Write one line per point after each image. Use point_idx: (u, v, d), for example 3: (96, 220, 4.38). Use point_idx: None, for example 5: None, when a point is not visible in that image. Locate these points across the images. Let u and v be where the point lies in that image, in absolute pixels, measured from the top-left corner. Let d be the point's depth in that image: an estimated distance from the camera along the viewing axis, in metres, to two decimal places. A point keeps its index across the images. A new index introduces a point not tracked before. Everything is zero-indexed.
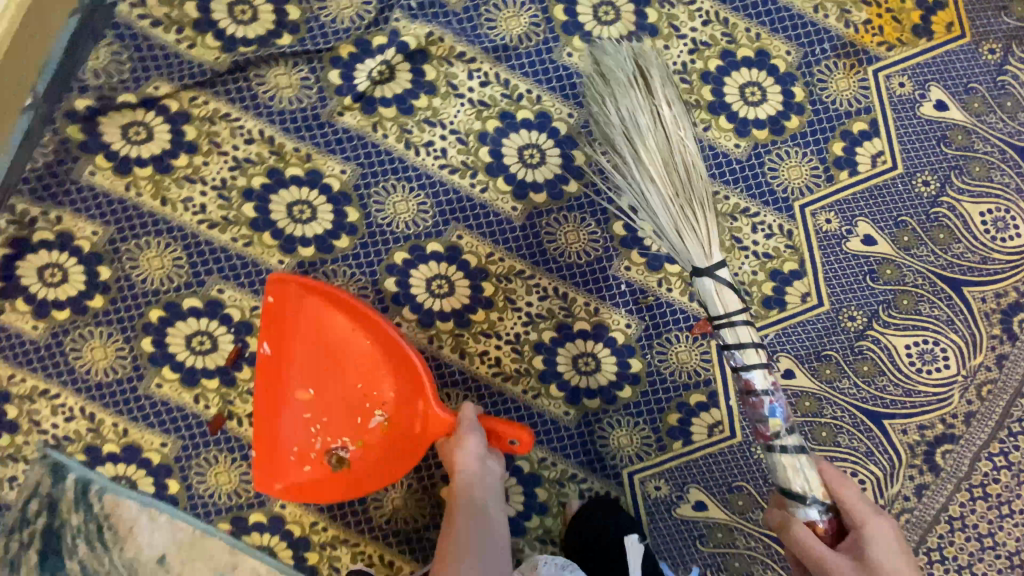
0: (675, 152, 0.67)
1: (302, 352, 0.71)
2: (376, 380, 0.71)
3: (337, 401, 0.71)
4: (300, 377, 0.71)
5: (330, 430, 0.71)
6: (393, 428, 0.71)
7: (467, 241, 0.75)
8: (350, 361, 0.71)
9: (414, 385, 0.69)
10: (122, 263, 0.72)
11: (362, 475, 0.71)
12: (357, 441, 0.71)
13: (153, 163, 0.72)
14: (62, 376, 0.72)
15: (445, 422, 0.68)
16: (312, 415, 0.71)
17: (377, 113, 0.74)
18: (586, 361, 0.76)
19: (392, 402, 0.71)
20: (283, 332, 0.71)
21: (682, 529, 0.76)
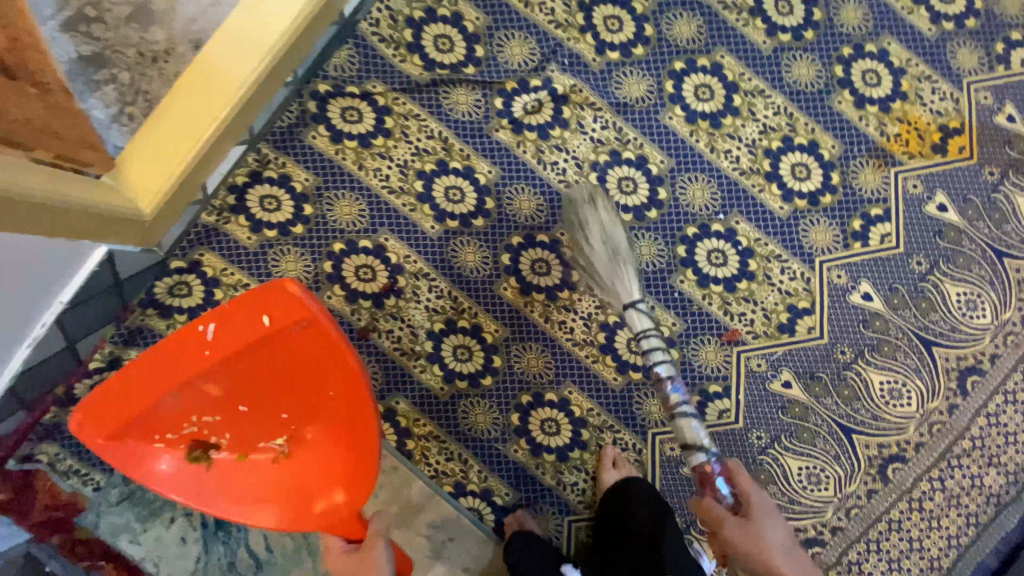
0: (609, 237, 0.92)
1: (263, 360, 0.81)
2: (313, 422, 0.86)
3: (264, 408, 0.85)
4: (229, 378, 0.81)
5: (230, 426, 0.84)
6: (292, 470, 0.85)
7: (567, 238, 1.01)
8: (300, 393, 0.84)
9: (349, 464, 0.85)
10: (322, 205, 0.99)
11: (218, 480, 0.84)
12: (240, 454, 0.85)
13: (358, 139, 0.99)
14: (261, 276, 0.99)
15: (353, 522, 0.85)
16: (200, 410, 0.82)
17: (523, 134, 1.00)
18: (638, 343, 1.00)
19: (312, 449, 0.86)
20: (231, 335, 0.78)
21: (684, 483, 1.00)
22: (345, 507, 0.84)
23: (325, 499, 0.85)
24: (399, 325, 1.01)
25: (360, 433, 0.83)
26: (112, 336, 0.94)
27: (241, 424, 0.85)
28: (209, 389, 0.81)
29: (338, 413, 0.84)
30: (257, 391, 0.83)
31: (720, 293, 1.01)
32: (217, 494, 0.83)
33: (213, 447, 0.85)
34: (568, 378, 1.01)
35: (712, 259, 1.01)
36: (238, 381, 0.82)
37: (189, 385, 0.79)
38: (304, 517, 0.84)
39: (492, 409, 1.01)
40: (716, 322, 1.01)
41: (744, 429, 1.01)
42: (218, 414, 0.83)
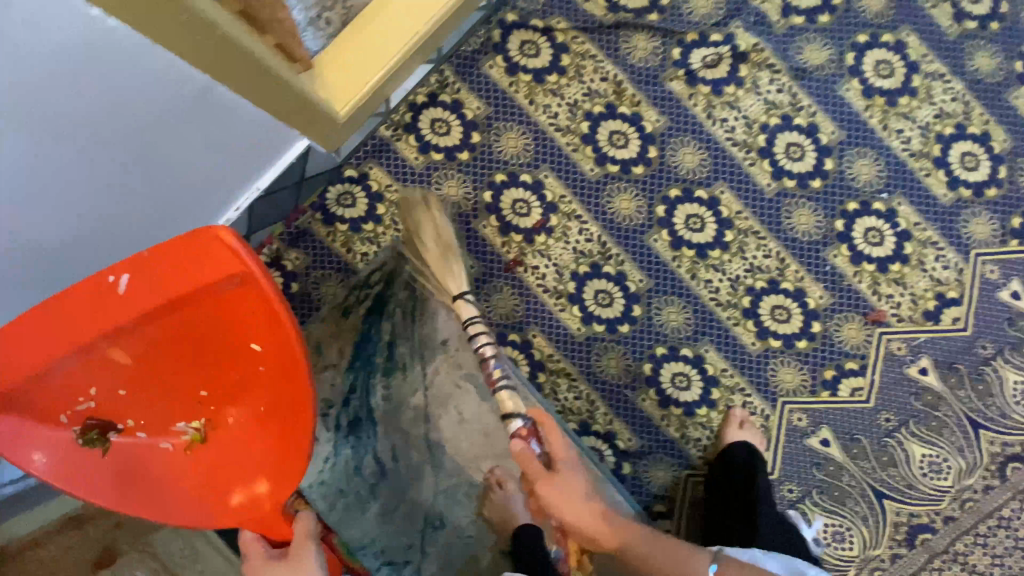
0: (449, 242, 0.96)
1: (184, 316, 0.70)
2: (235, 402, 0.77)
3: (178, 373, 0.73)
4: (140, 345, 0.69)
5: (119, 407, 0.72)
6: (212, 454, 0.77)
7: (726, 198, 0.99)
8: (228, 366, 0.75)
9: (272, 452, 0.76)
10: (489, 134, 1.01)
11: (121, 464, 0.73)
12: (155, 436, 0.75)
13: (533, 73, 1.00)
14: (423, 197, 1.02)
15: (275, 523, 0.78)
16: (101, 378, 0.69)
17: (696, 87, 0.99)
18: (781, 311, 1.00)
19: (230, 435, 0.77)
20: (161, 283, 0.67)
21: (807, 455, 1.01)
22: (266, 500, 0.77)
23: (243, 489, 0.76)
24: (545, 262, 1.02)
25: (290, 400, 0.75)
26: (281, 234, 1.01)
27: (136, 407, 0.73)
28: (114, 354, 0.69)
29: (268, 404, 0.77)
30: (183, 352, 0.73)
31: (872, 273, 1.00)
32: (129, 475, 0.73)
33: (114, 429, 0.73)
34: (706, 336, 1.00)
35: (869, 237, 1.00)
36: (154, 345, 0.71)
37: (93, 353, 0.67)
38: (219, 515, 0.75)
39: (626, 356, 1.01)
40: (863, 301, 1.00)
41: (873, 410, 1.01)
42: (127, 388, 0.71)
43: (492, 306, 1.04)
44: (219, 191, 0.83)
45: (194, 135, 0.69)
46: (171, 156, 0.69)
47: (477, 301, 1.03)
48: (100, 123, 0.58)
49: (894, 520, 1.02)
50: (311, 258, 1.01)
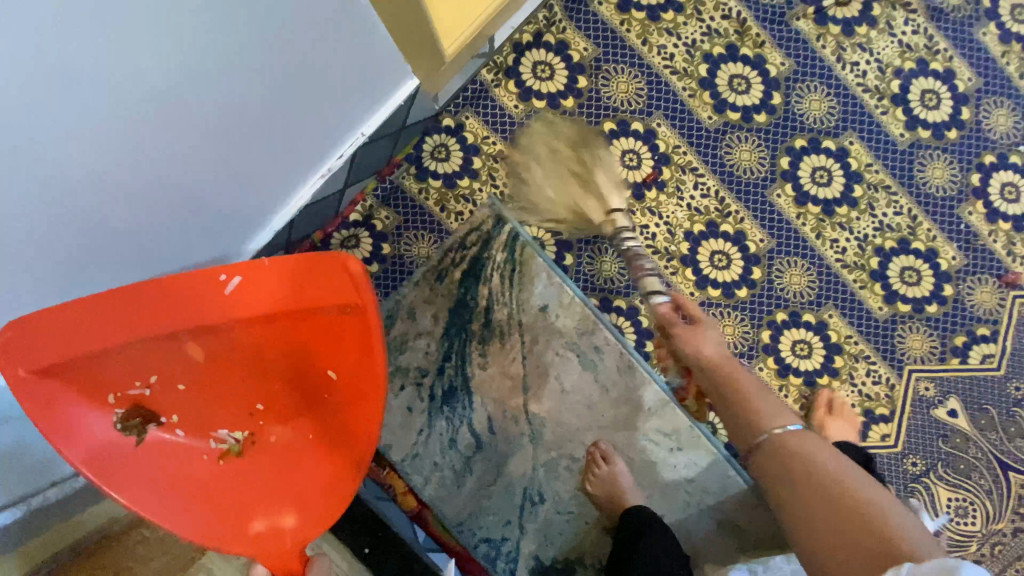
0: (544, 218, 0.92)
1: (273, 327, 0.59)
2: (290, 419, 0.65)
3: (253, 384, 0.63)
4: (222, 346, 0.59)
5: (173, 400, 0.60)
6: (246, 475, 0.62)
7: (857, 148, 0.92)
8: (306, 394, 0.64)
9: (318, 486, 0.62)
10: (597, 79, 0.92)
11: (148, 460, 0.59)
12: (195, 438, 0.62)
13: (647, 11, 0.91)
14: (523, 150, 0.93)
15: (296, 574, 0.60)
16: (171, 371, 0.59)
17: (825, 28, 0.91)
18: (911, 274, 0.93)
19: (274, 456, 0.64)
20: (261, 286, 0.56)
21: (933, 426, 0.95)
22: (289, 538, 0.59)
23: (268, 518, 0.60)
24: (656, 221, 0.94)
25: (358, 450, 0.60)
26: (372, 190, 0.93)
27: (194, 405, 0.62)
28: (190, 349, 0.58)
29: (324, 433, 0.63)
30: (254, 360, 0.61)
31: (1007, 232, 0.93)
32: (145, 477, 0.58)
33: (157, 420, 0.61)
34: (830, 300, 0.93)
35: (1005, 193, 0.93)
36: (231, 348, 0.60)
37: (160, 340, 0.56)
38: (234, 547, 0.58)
39: (743, 323, 0.93)
40: (997, 262, 0.93)
41: (1003, 378, 0.95)
42: (188, 382, 0.60)
43: (596, 269, 0.96)
44: (324, 134, 0.73)
45: (324, 52, 0.60)
46: (295, 76, 0.59)
47: (580, 265, 0.97)
48: (248, 13, 0.48)
49: (1019, 494, 0.97)
50: (401, 217, 0.94)
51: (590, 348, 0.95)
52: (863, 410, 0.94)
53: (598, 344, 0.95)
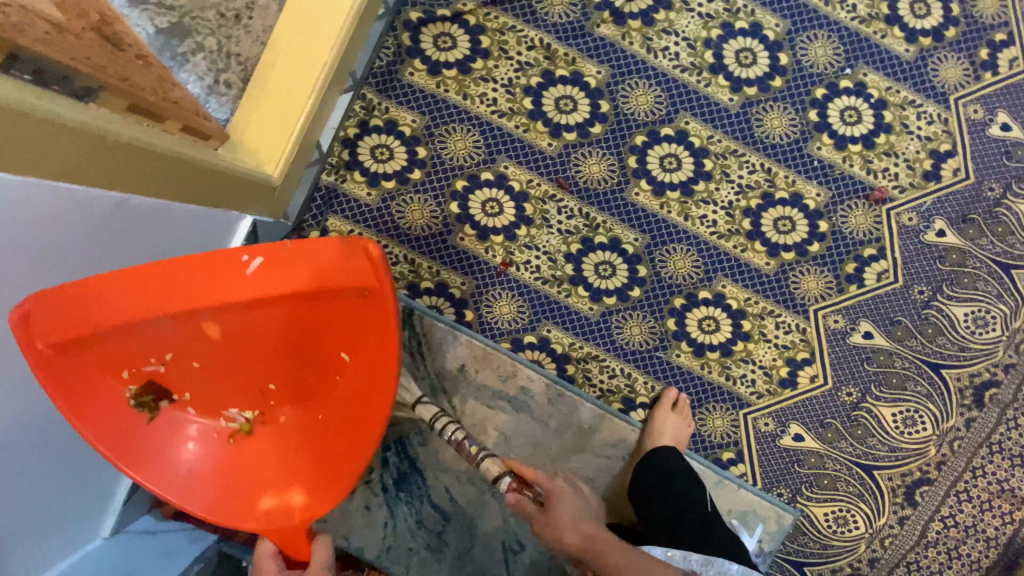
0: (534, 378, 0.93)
1: (277, 311, 0.62)
2: (295, 401, 0.70)
3: (262, 370, 0.68)
4: (239, 326, 0.63)
5: (189, 378, 0.66)
6: (254, 448, 0.70)
7: (693, 126, 0.95)
8: (317, 372, 0.69)
9: (324, 467, 0.69)
10: (434, 143, 0.95)
11: (170, 434, 0.67)
12: (204, 416, 0.69)
13: (457, 66, 0.93)
14: (390, 232, 0.96)
15: (297, 541, 0.71)
16: (192, 352, 0.64)
17: (626, 26, 0.94)
18: (784, 223, 0.96)
19: (281, 435, 0.70)
20: (281, 276, 0.59)
21: (854, 352, 0.99)
22: (296, 513, 0.69)
23: (275, 496, 0.69)
24: (536, 254, 0.98)
25: (363, 431, 0.67)
26: None
27: (205, 386, 0.68)
28: (210, 328, 0.63)
29: (331, 415, 0.70)
30: (265, 343, 0.65)
31: (860, 153, 0.96)
32: (155, 458, 0.66)
33: (169, 397, 0.67)
34: (719, 272, 0.97)
35: (846, 117, 0.96)
36: (248, 331, 0.64)
37: (188, 321, 0.61)
38: (237, 514, 0.68)
39: (648, 321, 0.98)
40: (862, 183, 0.96)
41: (905, 287, 0.98)
42: (202, 362, 0.65)
43: (497, 314, 0.98)
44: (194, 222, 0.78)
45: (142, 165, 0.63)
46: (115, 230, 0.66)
47: (482, 317, 0.98)
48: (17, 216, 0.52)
49: (958, 387, 1.01)
50: None
51: (516, 390, 0.98)
52: (784, 360, 0.98)
53: (522, 384, 0.98)
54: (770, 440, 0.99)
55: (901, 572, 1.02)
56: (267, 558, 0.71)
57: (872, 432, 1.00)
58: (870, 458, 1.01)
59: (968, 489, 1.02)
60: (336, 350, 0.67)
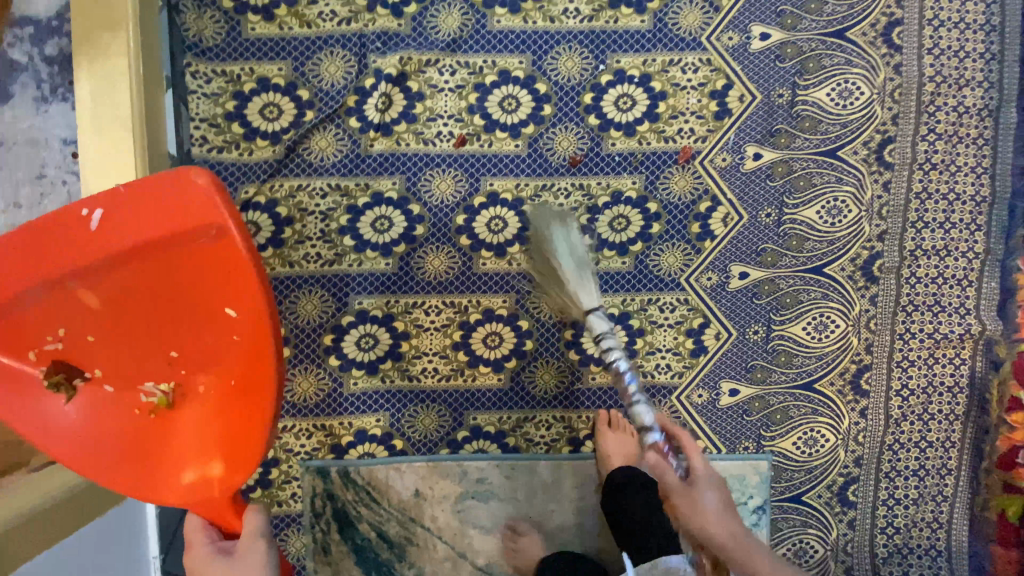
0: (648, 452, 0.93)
1: (145, 266, 0.71)
2: (203, 370, 0.77)
3: (159, 336, 0.75)
4: (116, 286, 0.72)
5: (88, 354, 0.75)
6: (176, 418, 0.78)
7: (499, 184, 1.00)
8: (209, 326, 0.74)
9: (234, 428, 0.75)
10: (288, 316, 0.99)
11: (83, 413, 0.76)
12: (116, 390, 0.77)
13: (271, 244, 0.98)
14: (292, 410, 0.99)
15: (226, 511, 0.77)
16: (78, 322, 0.73)
17: (394, 132, 0.98)
18: (619, 221, 1.01)
19: (195, 399, 0.77)
20: (133, 221, 0.69)
21: (741, 296, 1.02)
22: (218, 482, 0.75)
23: (197, 469, 0.76)
24: (428, 358, 1.02)
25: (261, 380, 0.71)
26: None
27: (107, 359, 0.75)
28: (86, 295, 0.71)
29: (239, 377, 0.75)
30: (143, 303, 0.73)
31: (651, 129, 1.00)
32: (76, 426, 0.76)
33: (75, 375, 0.75)
34: None
35: (621, 105, 1.00)
36: (128, 293, 0.72)
37: (57, 287, 0.70)
38: (163, 491, 0.76)
39: (555, 365, 1.02)
40: (667, 153, 1.01)
41: (753, 218, 1.02)
42: (96, 334, 0.74)
43: (422, 428, 1.02)
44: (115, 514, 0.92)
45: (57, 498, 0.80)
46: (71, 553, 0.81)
47: (411, 439, 1.02)
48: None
49: (847, 277, 1.05)
50: None
51: (474, 484, 1.02)
52: (684, 335, 1.02)
53: (475, 475, 1.02)
54: (710, 407, 1.03)
55: (887, 455, 1.06)
56: (195, 534, 0.77)
57: (795, 352, 1.04)
58: (806, 376, 1.04)
59: (905, 356, 1.06)
60: (223, 309, 0.73)
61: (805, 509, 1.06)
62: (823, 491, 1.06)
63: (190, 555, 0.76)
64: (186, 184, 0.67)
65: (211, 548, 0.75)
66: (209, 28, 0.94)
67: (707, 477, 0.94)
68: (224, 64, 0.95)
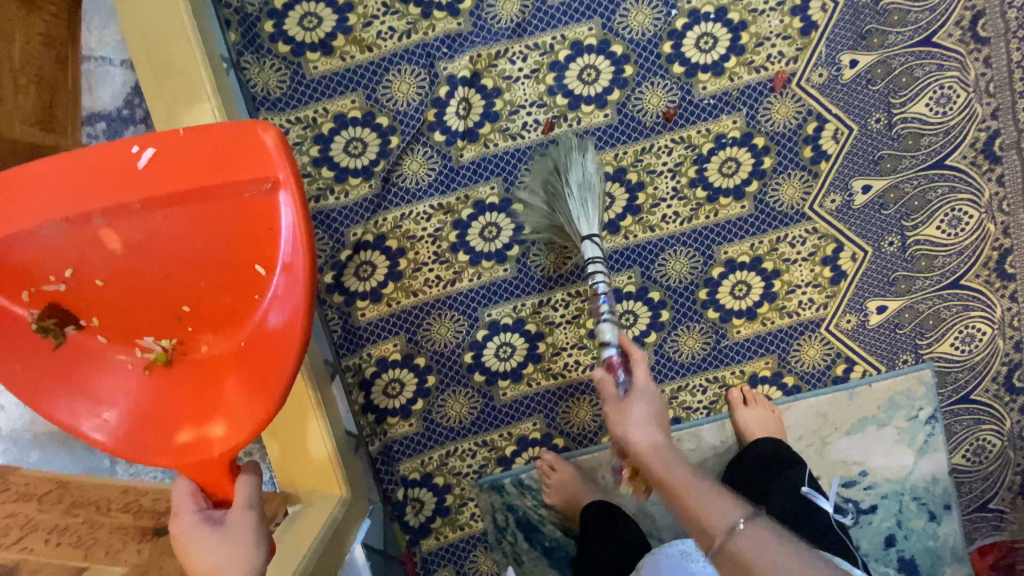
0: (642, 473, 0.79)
1: (171, 216, 0.63)
2: (213, 331, 0.68)
3: (161, 290, 0.66)
4: (137, 233, 0.63)
5: (87, 301, 0.66)
6: (175, 379, 0.69)
7: (597, 160, 0.97)
8: (221, 282, 0.65)
9: (239, 396, 0.67)
10: (425, 345, 0.97)
11: (89, 374, 0.68)
12: (116, 348, 0.69)
13: (390, 279, 0.96)
14: (450, 435, 0.98)
15: (220, 479, 0.68)
16: (85, 265, 0.64)
17: (481, 136, 0.95)
18: (728, 166, 0.97)
19: (198, 365, 0.69)
20: (173, 168, 0.63)
21: (869, 211, 0.99)
22: (215, 445, 0.67)
23: (195, 429, 0.67)
24: (567, 352, 0.99)
25: (276, 347, 0.65)
26: None
27: (109, 312, 0.66)
28: (107, 239, 0.63)
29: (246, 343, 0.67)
30: (153, 257, 0.64)
31: (739, 64, 0.96)
32: (74, 375, 0.68)
33: (75, 324, 0.67)
34: (714, 245, 0.98)
35: (702, 46, 0.95)
36: (144, 239, 0.63)
37: (75, 224, 0.62)
38: (155, 453, 0.67)
39: (696, 327, 0.99)
40: (762, 83, 0.96)
41: (863, 128, 0.98)
42: (101, 282, 0.64)
43: (581, 421, 1.01)
44: None
45: None
46: None
47: (571, 435, 1.01)
48: None
49: (972, 164, 1.00)
50: (451, 566, 1.01)
51: None
52: (820, 264, 0.99)
53: None
54: (861, 330, 1.01)
55: None
56: (182, 499, 0.66)
57: (935, 254, 1.00)
58: (950, 275, 1.01)
59: None
60: (247, 265, 0.65)
61: (975, 407, 1.04)
62: (989, 384, 1.04)
63: (173, 519, 0.65)
64: (246, 139, 0.62)
65: (198, 517, 0.65)
66: (273, 78, 0.91)
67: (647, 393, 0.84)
68: (297, 110, 0.92)
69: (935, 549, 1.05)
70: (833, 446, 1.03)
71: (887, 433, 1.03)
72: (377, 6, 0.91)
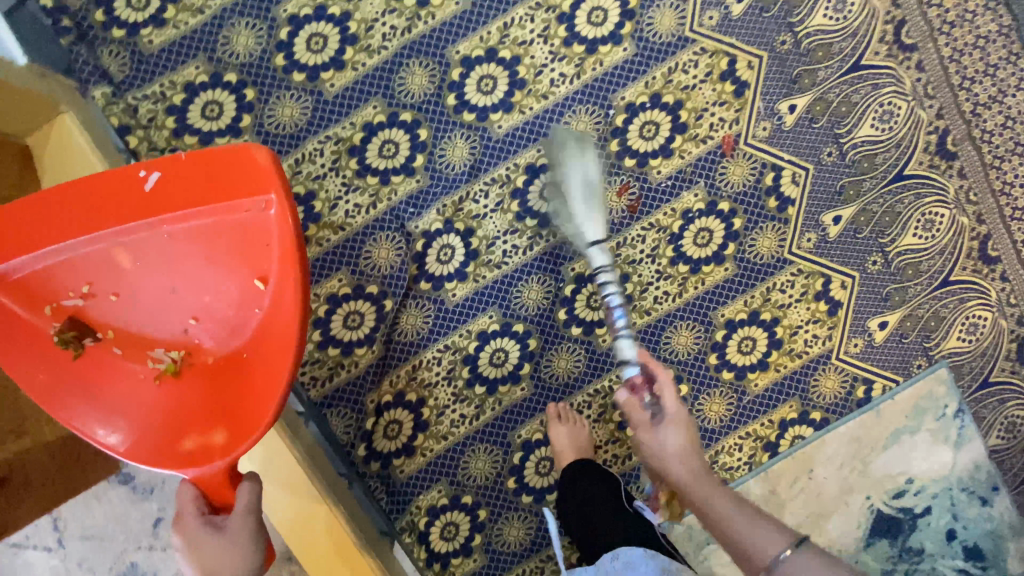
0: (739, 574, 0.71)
1: (175, 232, 0.69)
2: (218, 341, 0.74)
3: (171, 303, 0.72)
4: (139, 247, 0.69)
5: (103, 313, 0.71)
6: (192, 388, 0.73)
7: (580, 265, 1.00)
8: (223, 291, 0.72)
9: (247, 401, 0.71)
10: (468, 482, 1.01)
11: (107, 386, 0.72)
12: (128, 360, 0.73)
13: (418, 430, 0.99)
14: (515, 558, 1.02)
15: (224, 487, 0.69)
16: (90, 275, 0.69)
17: (466, 275, 0.98)
18: (703, 235, 1.01)
19: (211, 374, 0.74)
20: (177, 187, 0.69)
21: (845, 239, 1.02)
22: (218, 451, 0.70)
23: (201, 437, 0.71)
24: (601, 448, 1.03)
25: (278, 356, 0.70)
26: None
27: (127, 324, 0.72)
28: (117, 256, 0.69)
29: (253, 353, 0.73)
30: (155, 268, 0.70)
31: (686, 140, 0.99)
32: (87, 388, 0.71)
33: (91, 336, 0.71)
34: (710, 311, 1.02)
35: (647, 133, 0.99)
36: (143, 253, 0.69)
37: (87, 241, 0.67)
38: (164, 459, 0.69)
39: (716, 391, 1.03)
40: (712, 151, 1.00)
41: (819, 165, 1.01)
42: (116, 297, 0.71)
43: None
44: None
45: None
46: None
47: None
48: None
49: (930, 167, 1.03)
50: None
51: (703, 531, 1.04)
52: (814, 300, 1.02)
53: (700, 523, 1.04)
54: (869, 350, 1.04)
55: None
56: (186, 504, 0.68)
57: (919, 260, 1.03)
58: (939, 275, 1.04)
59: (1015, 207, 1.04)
60: (247, 278, 0.71)
61: (998, 388, 1.07)
62: (1004, 364, 1.07)
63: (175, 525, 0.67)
64: (243, 159, 0.68)
65: (200, 521, 0.67)
66: None
67: (676, 416, 0.80)
68: None
69: (997, 531, 1.08)
70: (874, 463, 1.06)
71: (922, 437, 1.06)
72: (337, 187, 0.95)
